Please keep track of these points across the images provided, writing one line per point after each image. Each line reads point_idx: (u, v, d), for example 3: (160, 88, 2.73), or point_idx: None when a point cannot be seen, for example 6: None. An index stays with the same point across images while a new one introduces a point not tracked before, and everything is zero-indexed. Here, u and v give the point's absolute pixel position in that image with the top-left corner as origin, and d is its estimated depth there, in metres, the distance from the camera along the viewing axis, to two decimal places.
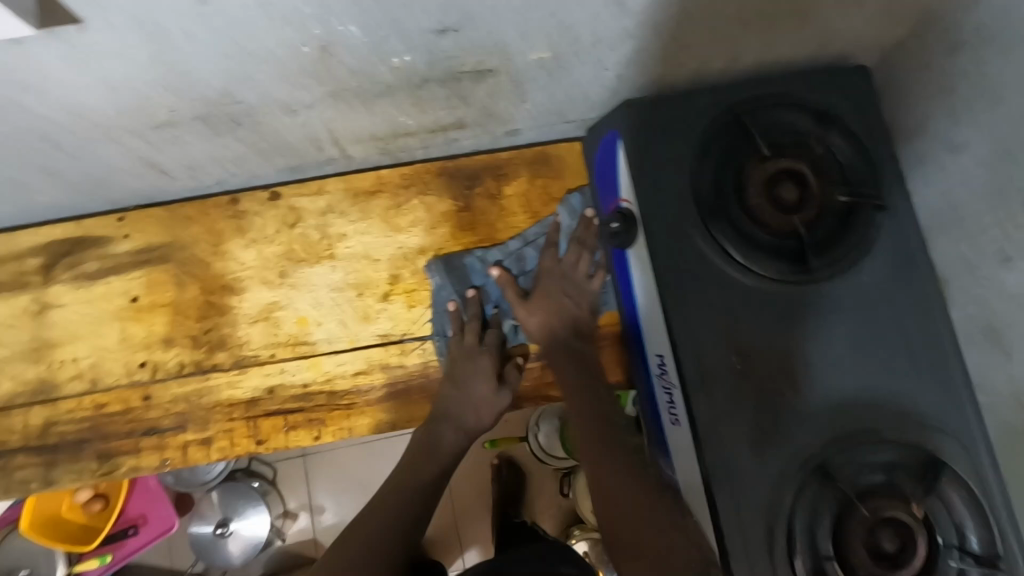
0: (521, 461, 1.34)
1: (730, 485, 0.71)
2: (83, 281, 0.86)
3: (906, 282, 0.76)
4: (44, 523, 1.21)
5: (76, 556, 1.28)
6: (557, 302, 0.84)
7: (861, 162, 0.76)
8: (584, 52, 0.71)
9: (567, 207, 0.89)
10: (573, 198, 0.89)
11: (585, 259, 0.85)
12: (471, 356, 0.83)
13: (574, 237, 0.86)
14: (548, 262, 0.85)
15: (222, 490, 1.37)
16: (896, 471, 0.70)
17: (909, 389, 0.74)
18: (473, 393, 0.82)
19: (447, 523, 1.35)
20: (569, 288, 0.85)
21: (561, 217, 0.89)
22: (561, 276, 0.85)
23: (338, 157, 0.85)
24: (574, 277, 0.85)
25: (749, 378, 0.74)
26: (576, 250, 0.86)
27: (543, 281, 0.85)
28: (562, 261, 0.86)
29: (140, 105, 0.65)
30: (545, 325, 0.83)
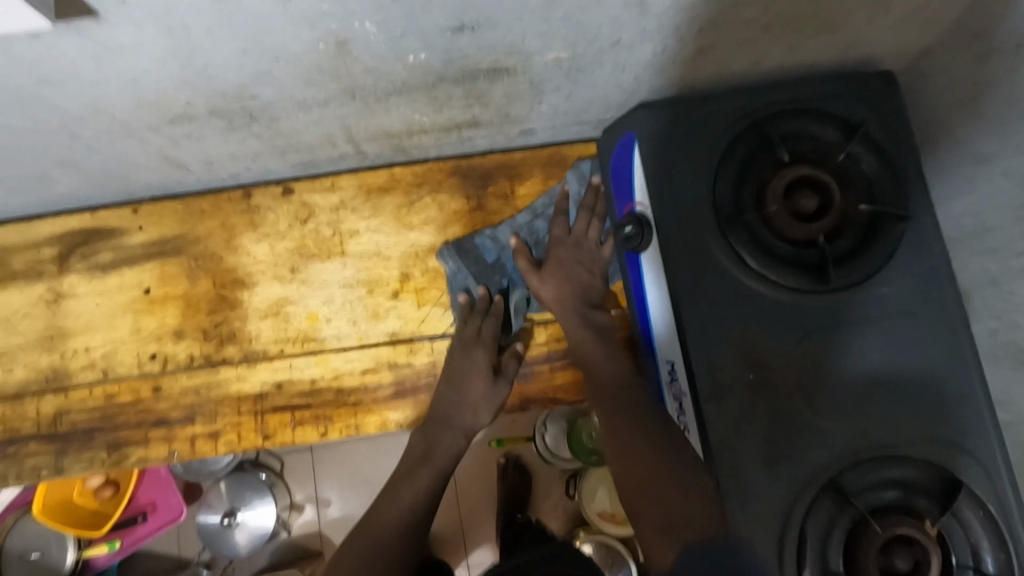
0: (528, 462, 1.34)
1: (740, 497, 0.70)
2: (97, 272, 0.86)
3: (927, 295, 0.74)
4: (56, 507, 1.24)
5: (87, 540, 1.30)
6: (568, 270, 0.85)
7: (886, 172, 0.74)
8: (602, 54, 0.70)
9: (578, 173, 0.89)
10: (584, 164, 0.90)
11: (595, 226, 0.87)
12: (468, 350, 0.82)
13: (584, 206, 0.87)
14: (559, 232, 0.86)
15: (230, 481, 1.37)
16: (911, 488, 0.68)
17: (928, 404, 0.72)
18: (468, 392, 0.82)
19: (452, 522, 1.35)
20: (580, 257, 0.86)
21: (571, 183, 0.89)
22: (573, 246, 0.86)
23: (351, 154, 0.85)
24: (585, 246, 0.87)
25: (761, 388, 0.72)
26: (587, 217, 0.87)
27: (556, 251, 0.86)
28: (573, 231, 0.87)
29: (158, 99, 0.65)
30: (558, 295, 0.83)
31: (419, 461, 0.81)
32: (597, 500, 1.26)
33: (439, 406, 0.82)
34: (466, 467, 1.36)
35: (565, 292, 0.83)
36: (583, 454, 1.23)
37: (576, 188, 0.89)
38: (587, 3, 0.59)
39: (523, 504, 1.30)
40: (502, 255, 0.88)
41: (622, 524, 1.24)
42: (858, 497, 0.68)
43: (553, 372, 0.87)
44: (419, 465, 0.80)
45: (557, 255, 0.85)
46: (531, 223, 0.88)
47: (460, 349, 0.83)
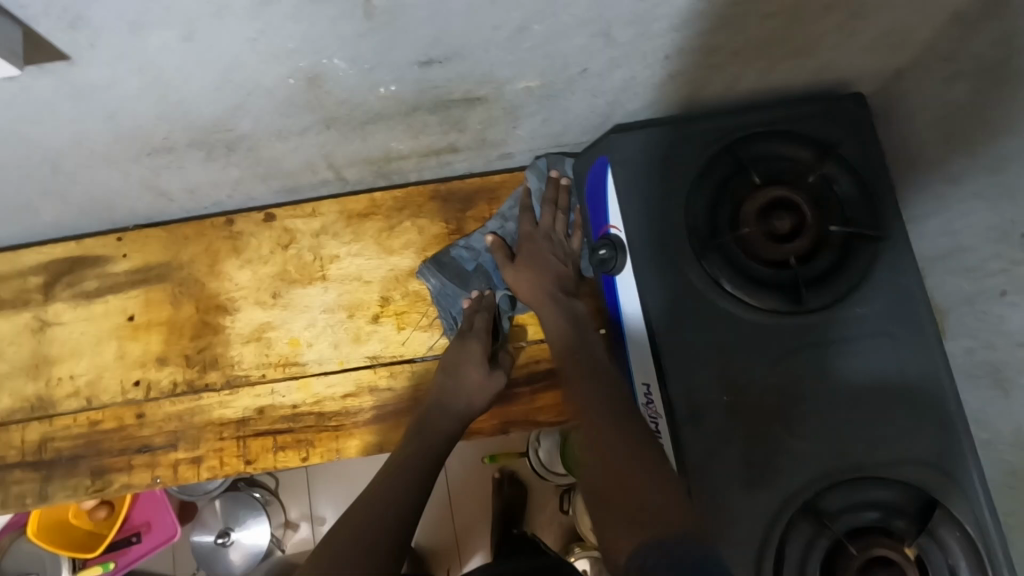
0: (521, 478, 1.33)
1: (718, 520, 0.70)
2: (82, 300, 0.87)
3: (901, 315, 0.74)
4: (50, 527, 1.24)
5: (81, 561, 1.31)
6: (541, 263, 0.84)
7: (859, 195, 0.75)
8: (572, 81, 0.71)
9: (536, 170, 0.88)
10: (541, 161, 0.88)
11: (560, 218, 0.87)
12: (462, 341, 0.83)
13: (546, 200, 0.87)
14: (528, 227, 0.86)
15: (225, 499, 1.37)
16: (887, 509, 0.69)
17: (906, 423, 0.72)
18: (464, 380, 0.81)
19: (447, 535, 1.35)
20: (554, 247, 0.86)
21: (529, 180, 0.88)
22: (544, 238, 0.86)
23: (332, 180, 0.86)
24: (556, 238, 0.87)
25: (738, 411, 0.73)
26: (552, 210, 0.86)
27: (529, 247, 0.85)
28: (540, 224, 0.86)
29: (136, 133, 0.67)
30: (533, 289, 0.83)
31: (416, 438, 0.79)
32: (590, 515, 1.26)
33: (431, 403, 0.81)
34: (458, 481, 1.35)
35: (536, 280, 0.83)
36: (575, 468, 1.23)
37: (537, 185, 0.89)
38: (551, 35, 0.61)
39: (517, 520, 1.30)
40: (480, 262, 0.88)
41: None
42: (837, 517, 0.69)
43: (534, 395, 0.87)
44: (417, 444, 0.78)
45: (531, 247, 0.85)
46: (502, 227, 0.89)
47: (455, 343, 0.84)
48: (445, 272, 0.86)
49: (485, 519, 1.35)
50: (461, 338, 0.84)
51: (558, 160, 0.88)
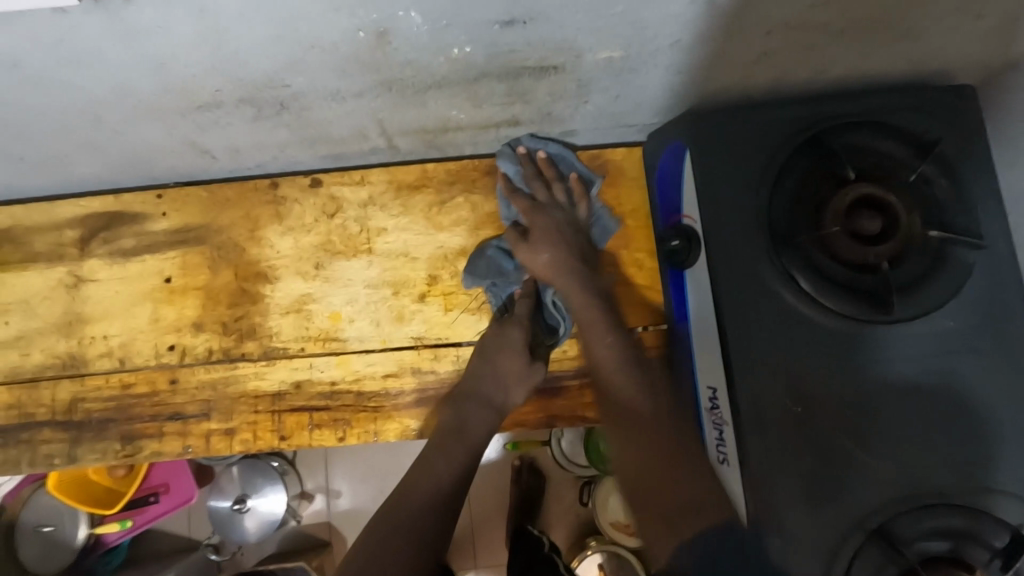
0: (544, 466, 1.30)
1: (780, 539, 0.66)
2: (118, 258, 0.84)
3: (996, 333, 0.68)
4: (71, 483, 1.25)
5: (99, 518, 1.31)
6: (556, 241, 0.76)
7: (957, 199, 0.69)
8: (658, 55, 0.65)
9: (506, 154, 0.80)
10: (505, 147, 0.81)
11: (558, 187, 0.79)
12: (502, 329, 0.78)
13: (529, 178, 0.79)
14: (525, 205, 0.78)
15: (243, 466, 1.35)
16: (966, 541, 0.63)
17: (990, 447, 0.67)
18: (503, 370, 0.76)
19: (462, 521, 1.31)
20: (560, 219, 0.77)
21: (505, 168, 0.80)
22: (549, 213, 0.77)
23: (384, 148, 0.81)
24: (558, 210, 0.78)
25: (810, 425, 0.67)
26: (542, 185, 0.79)
27: (536, 218, 0.77)
28: (540, 202, 0.78)
29: (188, 84, 0.62)
30: (553, 262, 0.76)
31: (449, 434, 0.74)
32: (610, 510, 1.21)
33: (471, 386, 0.76)
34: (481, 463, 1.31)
35: (555, 256, 0.76)
36: (598, 460, 1.19)
37: (513, 169, 0.80)
38: None
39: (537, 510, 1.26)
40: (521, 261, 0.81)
41: (636, 537, 1.20)
42: (906, 547, 0.63)
43: (583, 388, 0.82)
44: (450, 438, 0.73)
45: (541, 221, 0.77)
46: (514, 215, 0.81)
47: (493, 331, 0.79)
48: (482, 272, 0.80)
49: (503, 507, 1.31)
50: (503, 328, 0.78)
51: (522, 140, 0.81)
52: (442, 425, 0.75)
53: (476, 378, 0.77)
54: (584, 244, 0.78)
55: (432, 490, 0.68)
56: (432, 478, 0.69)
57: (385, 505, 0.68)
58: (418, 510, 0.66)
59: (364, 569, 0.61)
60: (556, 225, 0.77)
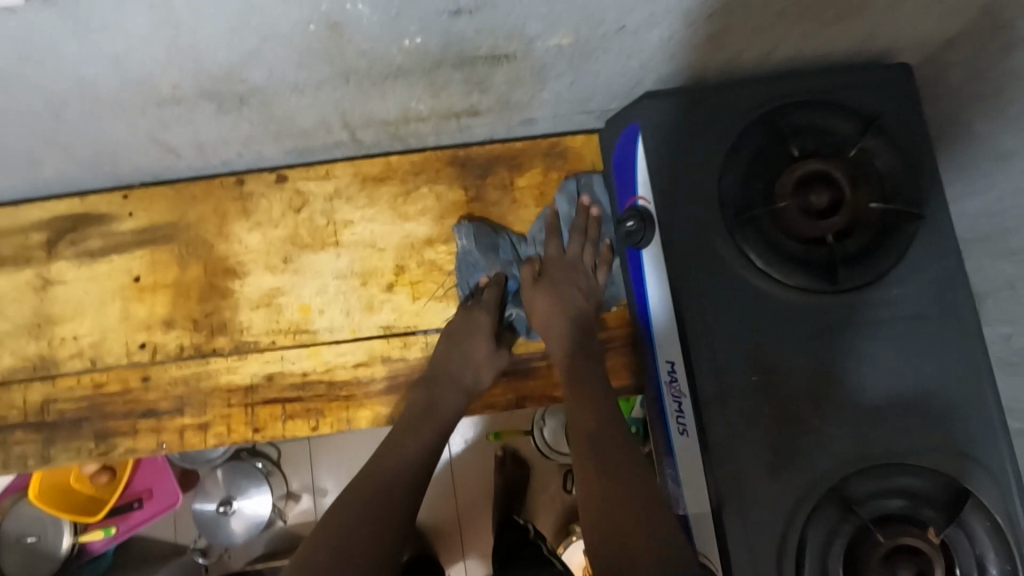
0: (527, 455, 1.32)
1: (741, 506, 0.68)
2: (86, 259, 0.84)
3: (942, 299, 0.71)
4: (54, 491, 1.25)
5: (83, 526, 1.31)
6: (564, 291, 0.81)
7: (903, 171, 0.71)
8: (606, 40, 0.67)
9: (567, 194, 0.85)
10: (572, 184, 0.85)
11: (588, 251, 0.84)
12: (468, 312, 0.82)
13: (575, 228, 0.84)
14: (554, 255, 0.83)
15: (227, 468, 1.36)
16: (917, 500, 0.65)
17: (940, 411, 0.69)
18: (473, 355, 0.80)
19: (448, 512, 1.33)
20: (578, 277, 0.83)
21: (559, 205, 0.86)
22: (570, 267, 0.83)
23: (348, 141, 0.83)
24: (581, 268, 0.83)
25: (767, 394, 0.70)
26: (579, 241, 0.84)
27: (551, 272, 0.82)
28: (568, 253, 0.84)
29: (143, 79, 0.63)
30: (548, 311, 0.80)
31: (420, 416, 0.77)
32: None
33: (440, 366, 0.79)
34: (464, 455, 1.33)
35: (558, 317, 0.80)
36: None
37: (563, 206, 0.86)
38: None
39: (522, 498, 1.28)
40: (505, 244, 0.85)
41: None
42: (862, 507, 0.66)
43: (550, 368, 0.84)
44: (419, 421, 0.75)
45: (556, 274, 0.82)
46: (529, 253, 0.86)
47: (460, 313, 0.82)
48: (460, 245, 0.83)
49: (488, 497, 1.33)
50: (471, 315, 0.81)
51: (589, 183, 0.86)
52: (414, 410, 0.77)
53: (445, 366, 0.79)
54: (592, 309, 0.82)
55: (402, 471, 0.71)
56: (402, 462, 0.73)
57: (353, 484, 0.70)
58: (391, 490, 0.69)
59: (330, 534, 0.63)
60: (568, 280, 0.82)
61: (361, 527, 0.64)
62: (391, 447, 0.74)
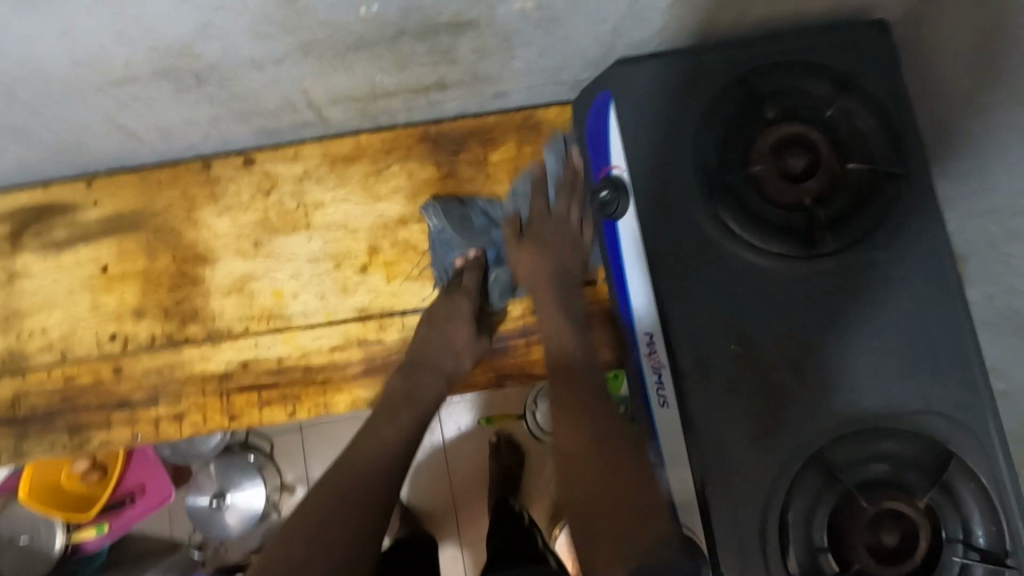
0: (520, 440, 1.31)
1: (723, 479, 0.67)
2: (53, 250, 0.82)
3: (925, 262, 0.69)
4: (44, 490, 1.25)
5: (75, 524, 1.31)
6: (548, 248, 0.80)
7: (883, 131, 0.69)
8: (572, 4, 0.65)
9: (556, 149, 0.84)
10: (562, 141, 0.84)
11: (575, 207, 0.82)
12: (446, 292, 0.80)
13: (562, 183, 0.82)
14: (538, 209, 0.82)
15: (219, 463, 1.35)
16: (901, 465, 0.64)
17: (924, 376, 0.68)
18: (452, 337, 0.78)
19: (443, 498, 1.32)
20: (564, 234, 0.81)
21: (548, 161, 0.84)
22: (555, 224, 0.81)
23: (315, 121, 0.81)
24: (566, 227, 0.81)
25: (747, 365, 0.68)
26: (566, 196, 0.82)
27: (535, 228, 0.81)
28: (553, 211, 0.82)
29: (95, 54, 0.61)
30: (532, 272, 0.79)
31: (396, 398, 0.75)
32: None
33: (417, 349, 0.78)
34: (456, 442, 1.32)
35: (544, 258, 0.79)
36: None
37: (553, 163, 0.84)
38: None
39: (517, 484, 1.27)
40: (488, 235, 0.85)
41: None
42: (845, 473, 0.65)
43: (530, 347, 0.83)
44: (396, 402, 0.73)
45: (539, 230, 0.81)
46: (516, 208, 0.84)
47: (437, 294, 0.80)
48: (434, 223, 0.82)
49: (482, 483, 1.32)
50: (452, 297, 0.80)
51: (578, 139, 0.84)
52: (393, 395, 0.75)
53: (426, 350, 0.78)
54: (577, 268, 0.80)
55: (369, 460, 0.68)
56: (379, 445, 0.70)
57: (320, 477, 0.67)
58: (364, 480, 0.66)
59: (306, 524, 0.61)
60: (553, 232, 0.81)
61: (333, 520, 0.62)
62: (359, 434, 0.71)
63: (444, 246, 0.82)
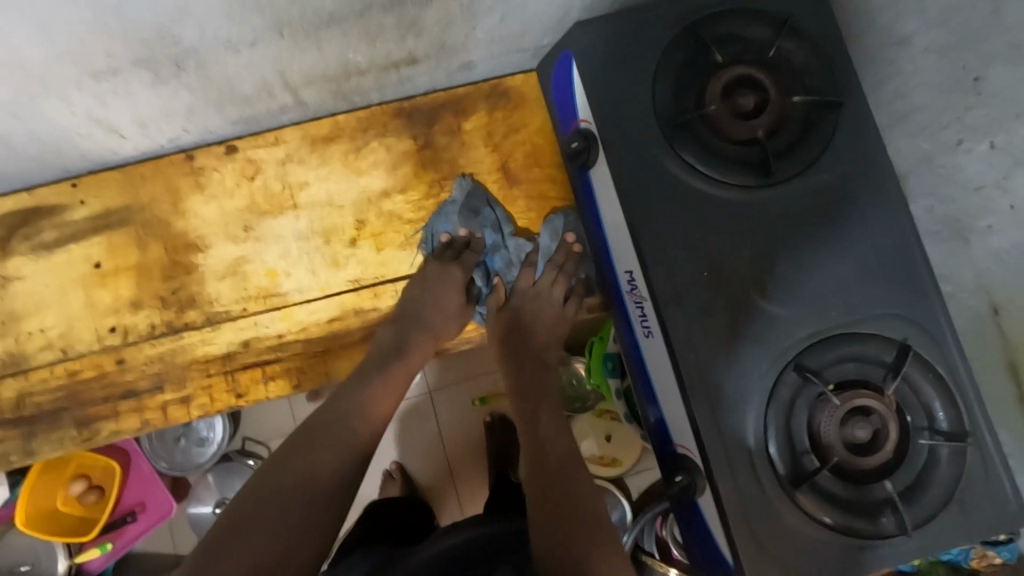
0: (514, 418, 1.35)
1: (708, 396, 0.72)
2: (42, 252, 0.84)
3: (866, 182, 0.75)
4: (37, 516, 1.23)
5: (76, 548, 1.29)
6: (525, 324, 0.84)
7: (817, 65, 0.76)
8: None
9: (550, 228, 0.88)
10: (557, 219, 0.88)
11: (560, 283, 0.86)
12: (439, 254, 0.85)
13: (551, 262, 0.86)
14: (525, 285, 0.86)
15: (217, 473, 1.35)
16: (864, 363, 0.71)
17: (880, 282, 0.74)
18: (442, 296, 0.83)
19: (443, 481, 1.35)
20: (545, 309, 0.86)
21: (542, 238, 0.88)
22: (537, 299, 0.86)
23: (292, 104, 0.84)
24: (546, 300, 0.86)
25: (719, 288, 0.74)
26: (553, 274, 0.86)
27: (514, 301, 0.86)
28: (537, 285, 0.86)
29: (77, 49, 0.63)
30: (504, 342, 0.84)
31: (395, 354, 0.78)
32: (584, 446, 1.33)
33: (411, 310, 0.82)
34: (452, 424, 1.36)
35: (521, 336, 0.84)
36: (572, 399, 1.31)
37: (547, 241, 0.88)
38: None
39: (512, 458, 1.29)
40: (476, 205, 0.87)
41: (610, 466, 1.33)
42: (820, 375, 0.71)
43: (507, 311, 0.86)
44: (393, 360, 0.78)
45: (520, 305, 0.85)
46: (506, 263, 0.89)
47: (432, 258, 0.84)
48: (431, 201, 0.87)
49: (480, 462, 1.36)
50: (443, 261, 0.84)
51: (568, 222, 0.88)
52: (385, 352, 0.79)
53: (423, 321, 0.81)
54: (551, 340, 0.86)
55: (349, 440, 0.68)
56: (368, 412, 0.72)
57: (286, 458, 0.65)
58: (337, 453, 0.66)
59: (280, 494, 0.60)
60: (534, 312, 0.85)
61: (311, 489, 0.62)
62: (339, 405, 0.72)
63: (441, 216, 0.87)
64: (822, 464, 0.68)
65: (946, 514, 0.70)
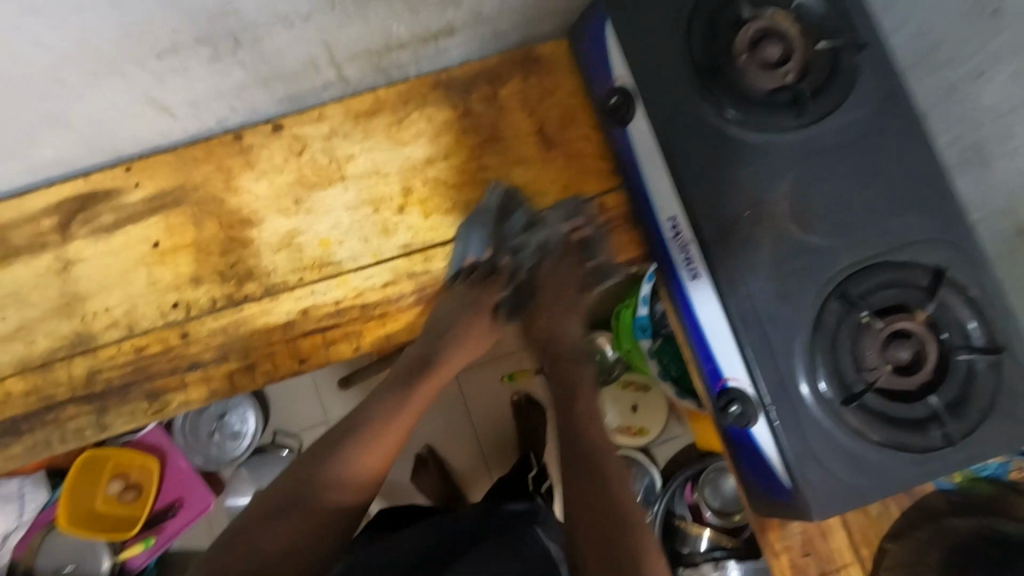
0: (541, 394, 1.38)
1: (759, 326, 0.76)
2: (101, 234, 0.86)
3: (893, 118, 0.79)
4: (82, 518, 1.25)
5: (118, 544, 1.29)
6: (560, 305, 0.90)
7: (837, 14, 0.79)
8: None
9: (575, 205, 0.91)
10: (586, 198, 0.90)
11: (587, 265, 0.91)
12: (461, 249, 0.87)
13: (577, 245, 0.91)
14: (553, 266, 0.91)
15: (252, 466, 1.35)
16: (902, 288, 0.76)
17: (912, 210, 0.77)
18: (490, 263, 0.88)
19: (473, 460, 1.39)
20: (569, 288, 0.91)
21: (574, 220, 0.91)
22: (561, 282, 0.90)
23: (335, 80, 0.88)
24: (574, 281, 0.91)
25: (759, 224, 0.78)
26: (579, 255, 0.91)
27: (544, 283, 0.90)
28: (562, 267, 0.91)
29: (146, 27, 0.66)
30: (546, 326, 0.89)
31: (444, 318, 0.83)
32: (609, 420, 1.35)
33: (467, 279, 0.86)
34: (485, 401, 1.39)
35: (547, 327, 0.89)
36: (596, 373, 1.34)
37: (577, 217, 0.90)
38: None
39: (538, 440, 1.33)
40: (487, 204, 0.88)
41: (638, 435, 1.36)
42: (861, 302, 0.75)
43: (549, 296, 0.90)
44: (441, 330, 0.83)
45: (552, 288, 0.90)
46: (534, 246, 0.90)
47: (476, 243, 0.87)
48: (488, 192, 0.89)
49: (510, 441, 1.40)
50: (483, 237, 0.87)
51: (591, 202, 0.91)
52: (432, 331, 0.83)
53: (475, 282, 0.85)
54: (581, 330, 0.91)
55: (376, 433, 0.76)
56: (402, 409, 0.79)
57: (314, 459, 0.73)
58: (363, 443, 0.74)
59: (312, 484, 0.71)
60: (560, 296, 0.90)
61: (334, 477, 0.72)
62: (360, 412, 0.78)
63: (471, 239, 0.87)
64: (868, 385, 0.73)
65: (988, 426, 0.74)
